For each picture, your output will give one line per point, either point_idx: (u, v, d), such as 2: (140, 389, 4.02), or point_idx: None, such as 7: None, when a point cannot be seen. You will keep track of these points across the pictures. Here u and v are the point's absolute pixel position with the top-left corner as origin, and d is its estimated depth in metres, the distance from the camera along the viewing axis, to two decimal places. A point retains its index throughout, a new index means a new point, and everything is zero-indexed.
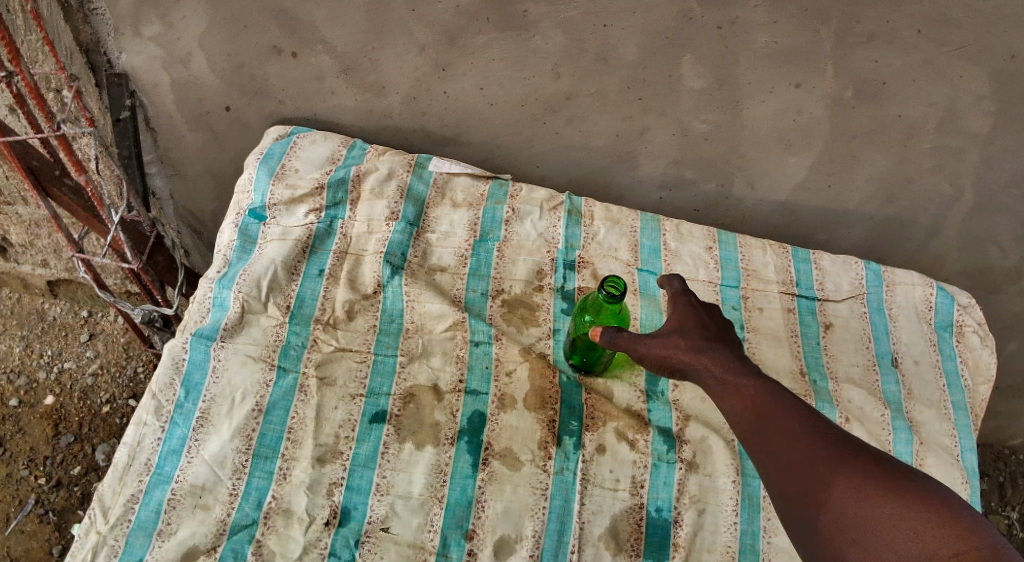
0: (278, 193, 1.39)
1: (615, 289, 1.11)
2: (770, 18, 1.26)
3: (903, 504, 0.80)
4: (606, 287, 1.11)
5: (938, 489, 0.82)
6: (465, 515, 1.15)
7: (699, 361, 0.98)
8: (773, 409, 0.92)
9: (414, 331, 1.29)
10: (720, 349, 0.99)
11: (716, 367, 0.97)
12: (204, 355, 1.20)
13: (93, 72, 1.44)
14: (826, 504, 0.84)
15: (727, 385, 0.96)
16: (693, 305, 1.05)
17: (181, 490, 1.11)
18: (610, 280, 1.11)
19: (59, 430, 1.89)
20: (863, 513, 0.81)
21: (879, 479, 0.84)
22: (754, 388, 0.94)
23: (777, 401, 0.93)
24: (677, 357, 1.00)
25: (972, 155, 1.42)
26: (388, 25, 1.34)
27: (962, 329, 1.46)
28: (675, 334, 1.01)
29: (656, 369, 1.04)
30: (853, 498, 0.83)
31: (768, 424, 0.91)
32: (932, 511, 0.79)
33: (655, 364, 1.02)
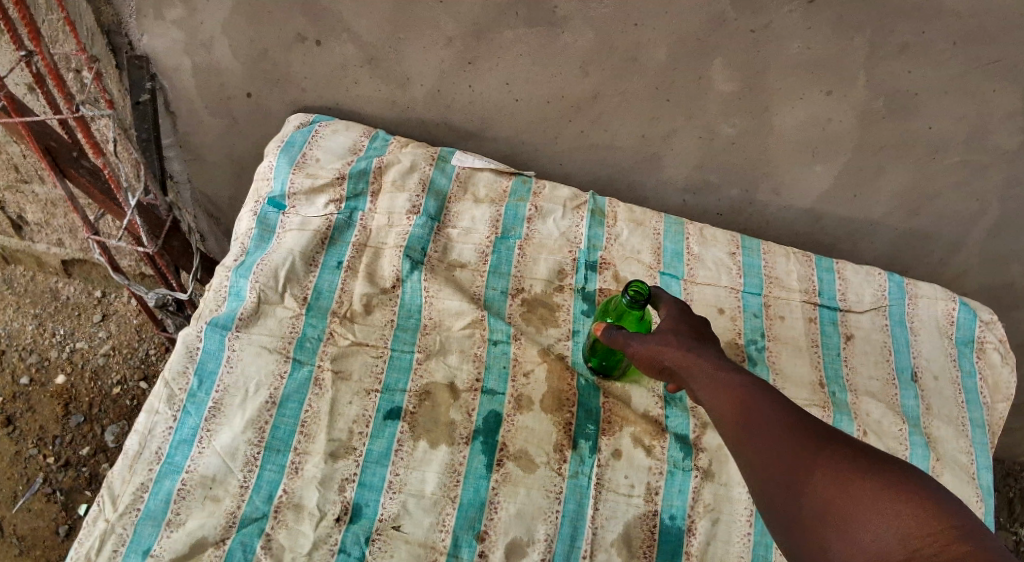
0: (299, 183, 1.37)
1: (638, 295, 1.09)
2: (805, 24, 1.23)
3: (883, 490, 0.77)
4: (629, 290, 1.09)
5: (922, 477, 0.78)
6: (477, 516, 1.13)
7: (688, 359, 0.96)
8: (758, 404, 0.88)
9: (432, 327, 1.27)
10: (710, 352, 0.97)
11: (705, 365, 0.95)
12: (219, 345, 1.19)
13: (113, 54, 1.42)
14: (809, 494, 0.79)
15: (713, 381, 0.93)
16: (689, 312, 1.06)
17: (191, 481, 1.09)
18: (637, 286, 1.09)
19: (69, 410, 1.88)
20: (847, 502, 0.77)
21: (864, 468, 0.79)
22: (739, 383, 0.91)
23: (762, 396, 0.89)
24: (670, 355, 0.98)
25: (1003, 170, 1.39)
26: (415, 18, 1.32)
27: (983, 345, 1.44)
28: (669, 334, 1.01)
29: (648, 372, 1.02)
30: (837, 487, 0.78)
31: (751, 418, 0.87)
32: (912, 497, 0.75)
33: (648, 365, 1.01)
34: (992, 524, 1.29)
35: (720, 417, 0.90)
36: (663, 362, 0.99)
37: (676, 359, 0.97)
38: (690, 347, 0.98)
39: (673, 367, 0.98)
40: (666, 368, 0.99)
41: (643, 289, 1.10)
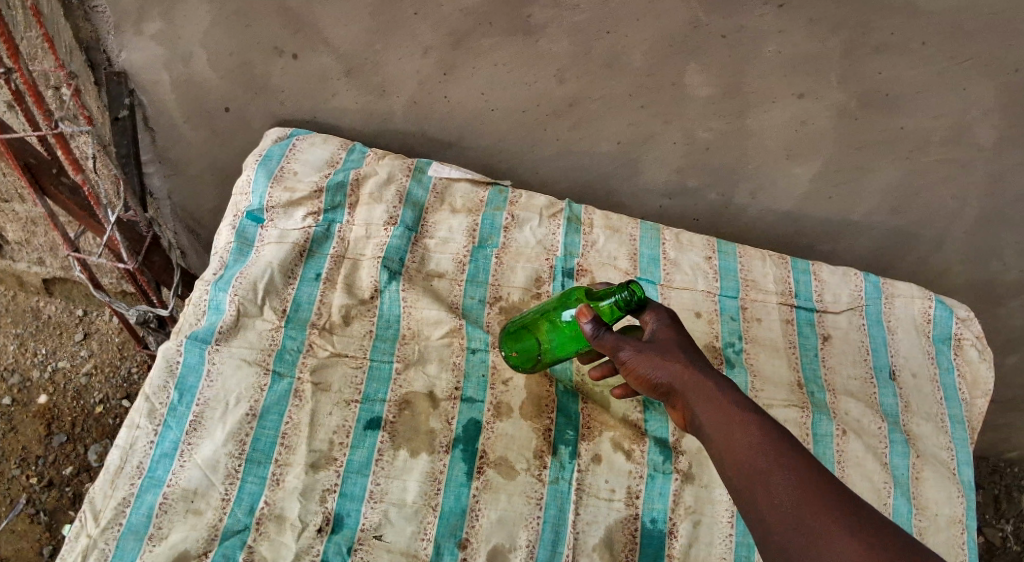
0: (276, 196, 1.38)
1: (630, 298, 1.00)
2: (778, 27, 1.25)
3: None
4: (625, 290, 1.00)
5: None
6: (459, 524, 1.14)
7: (688, 377, 0.97)
8: (779, 450, 0.87)
9: (410, 337, 1.28)
10: (719, 378, 0.97)
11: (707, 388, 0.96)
12: (199, 359, 1.19)
13: (92, 70, 1.43)
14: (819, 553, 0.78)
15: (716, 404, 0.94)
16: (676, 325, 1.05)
17: (173, 494, 1.10)
18: (636, 298, 0.99)
19: (52, 430, 1.87)
20: None
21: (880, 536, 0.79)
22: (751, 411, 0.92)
23: (785, 445, 0.87)
24: (670, 373, 0.98)
25: (978, 168, 1.41)
26: (393, 29, 1.33)
27: (960, 342, 1.46)
28: (665, 348, 1.00)
29: (643, 387, 1.01)
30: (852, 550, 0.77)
31: (762, 442, 0.88)
32: None
33: (638, 377, 0.99)
34: (974, 519, 1.31)
35: (723, 435, 0.91)
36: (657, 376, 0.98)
37: (674, 378, 0.98)
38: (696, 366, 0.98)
39: (668, 385, 0.98)
40: (662, 383, 0.98)
41: (639, 298, 1.00)
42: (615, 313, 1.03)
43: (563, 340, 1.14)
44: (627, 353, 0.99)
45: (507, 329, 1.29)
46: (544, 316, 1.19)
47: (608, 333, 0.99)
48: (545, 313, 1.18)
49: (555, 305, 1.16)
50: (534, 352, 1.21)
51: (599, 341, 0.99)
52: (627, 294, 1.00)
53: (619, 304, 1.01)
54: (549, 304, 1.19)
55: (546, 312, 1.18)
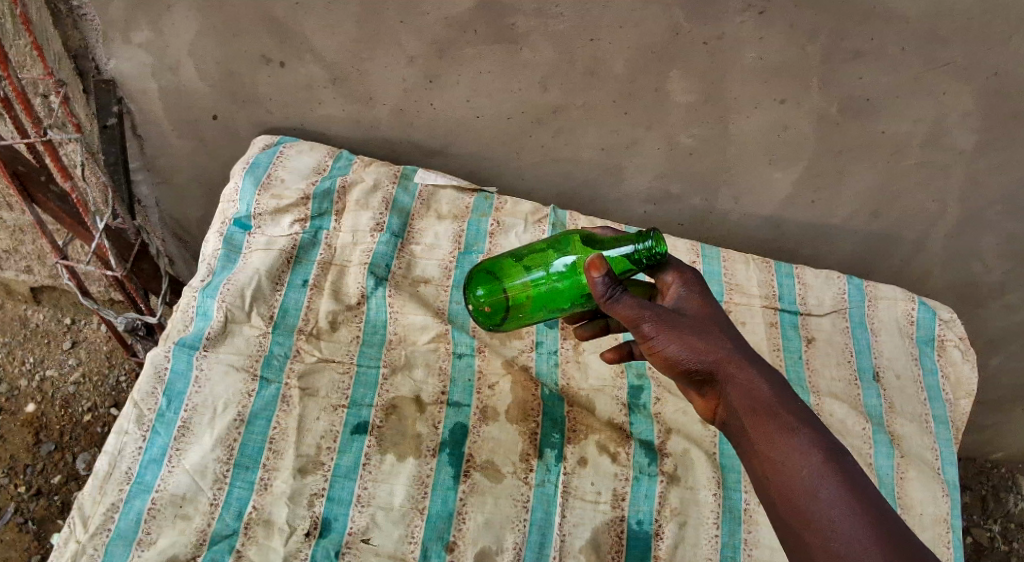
0: (264, 203, 1.39)
1: (652, 250, 0.89)
2: (758, 34, 1.26)
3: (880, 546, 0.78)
4: (649, 239, 0.89)
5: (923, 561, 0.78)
6: (446, 527, 1.15)
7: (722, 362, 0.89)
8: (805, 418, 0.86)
9: (397, 342, 1.30)
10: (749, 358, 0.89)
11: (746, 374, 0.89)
12: (187, 364, 1.20)
13: (80, 78, 1.44)
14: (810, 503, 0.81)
15: (759, 396, 0.88)
16: (702, 292, 0.96)
17: (162, 500, 1.10)
18: (662, 248, 0.89)
19: (40, 438, 1.88)
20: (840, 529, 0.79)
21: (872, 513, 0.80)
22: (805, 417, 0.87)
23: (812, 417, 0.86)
24: (700, 352, 0.89)
25: (958, 172, 1.43)
26: (378, 38, 1.34)
27: (943, 344, 1.48)
28: (692, 322, 0.91)
29: (664, 364, 0.91)
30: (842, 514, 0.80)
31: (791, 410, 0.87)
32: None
33: (661, 354, 0.90)
34: (960, 517, 1.33)
35: (757, 411, 0.87)
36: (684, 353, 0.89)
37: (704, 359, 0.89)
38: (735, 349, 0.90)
39: (698, 365, 0.89)
40: (688, 362, 0.89)
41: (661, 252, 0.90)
42: (629, 266, 0.92)
43: (547, 293, 1.00)
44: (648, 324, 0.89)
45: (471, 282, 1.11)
46: (525, 263, 1.04)
47: (625, 295, 0.87)
48: (527, 261, 1.04)
49: (543, 252, 1.03)
50: (505, 307, 1.05)
51: (610, 307, 0.88)
52: (653, 241, 0.89)
53: (638, 253, 0.90)
54: (531, 251, 1.06)
55: (528, 259, 1.04)
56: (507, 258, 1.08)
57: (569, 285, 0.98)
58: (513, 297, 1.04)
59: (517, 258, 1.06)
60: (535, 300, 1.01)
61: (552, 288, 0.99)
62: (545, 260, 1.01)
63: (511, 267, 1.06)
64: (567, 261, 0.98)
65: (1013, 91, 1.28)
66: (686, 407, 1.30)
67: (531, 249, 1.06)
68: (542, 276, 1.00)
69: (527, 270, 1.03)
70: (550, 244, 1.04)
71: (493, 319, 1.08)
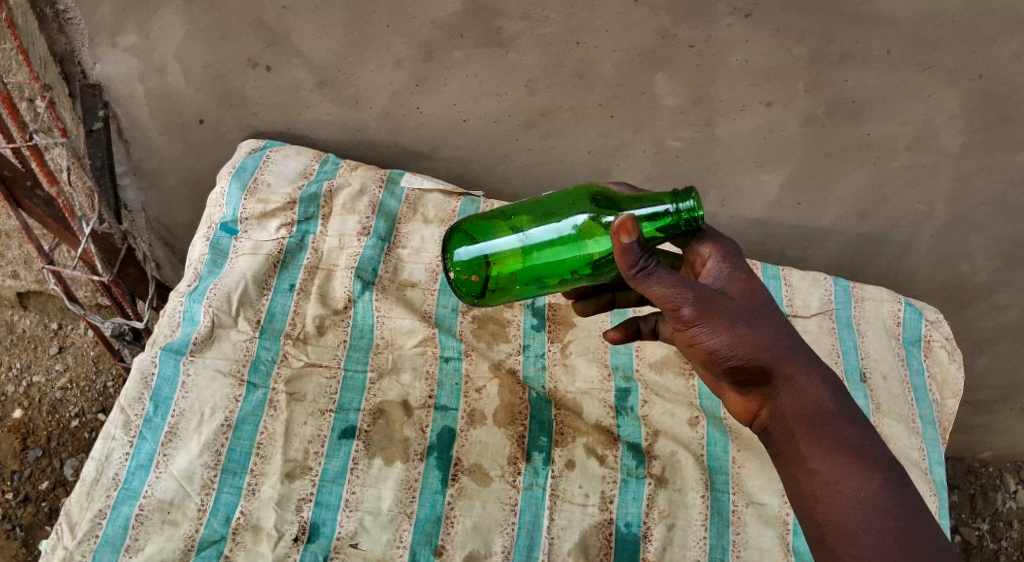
0: (250, 208, 1.39)
1: (693, 212, 0.79)
2: (745, 37, 1.27)
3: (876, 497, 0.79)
4: (692, 198, 0.79)
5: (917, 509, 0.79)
6: (434, 531, 1.15)
7: (762, 354, 0.83)
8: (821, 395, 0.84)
9: (384, 346, 1.30)
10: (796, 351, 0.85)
11: (788, 369, 0.84)
12: (174, 370, 1.20)
13: (67, 82, 1.43)
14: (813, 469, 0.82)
15: (799, 385, 0.84)
16: (745, 274, 0.88)
17: (148, 506, 1.10)
18: (701, 213, 0.79)
19: (27, 445, 1.87)
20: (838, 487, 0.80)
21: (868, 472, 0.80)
22: (851, 419, 0.83)
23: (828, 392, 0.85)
24: (738, 342, 0.83)
25: (944, 173, 1.44)
26: (366, 41, 1.34)
27: (929, 344, 1.49)
28: (734, 308, 0.83)
29: (707, 354, 0.84)
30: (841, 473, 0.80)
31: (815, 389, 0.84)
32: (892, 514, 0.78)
33: (703, 344, 0.83)
34: (947, 516, 1.34)
35: (791, 393, 0.84)
36: (720, 343, 0.82)
37: (741, 350, 0.83)
38: (780, 340, 0.84)
39: (741, 357, 0.83)
40: (732, 354, 0.83)
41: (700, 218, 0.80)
42: (656, 229, 0.82)
43: (547, 260, 0.86)
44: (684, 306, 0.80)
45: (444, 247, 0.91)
46: (516, 221, 0.87)
47: (659, 269, 0.78)
48: (518, 219, 0.87)
49: (538, 209, 0.87)
50: (489, 276, 0.89)
51: (640, 283, 0.79)
52: (694, 204, 0.79)
53: (673, 216, 0.80)
54: (522, 207, 0.89)
55: (520, 217, 0.87)
56: (488, 214, 0.91)
57: (577, 251, 0.85)
58: (499, 264, 0.88)
59: (504, 215, 0.89)
60: (531, 268, 0.87)
61: (555, 253, 0.85)
62: (543, 219, 0.85)
63: (496, 225, 0.88)
64: (576, 221, 0.84)
65: (999, 93, 1.29)
66: (672, 410, 1.31)
67: (521, 205, 0.89)
68: (542, 238, 0.85)
69: (521, 230, 0.86)
70: (546, 198, 0.88)
71: (470, 291, 0.90)
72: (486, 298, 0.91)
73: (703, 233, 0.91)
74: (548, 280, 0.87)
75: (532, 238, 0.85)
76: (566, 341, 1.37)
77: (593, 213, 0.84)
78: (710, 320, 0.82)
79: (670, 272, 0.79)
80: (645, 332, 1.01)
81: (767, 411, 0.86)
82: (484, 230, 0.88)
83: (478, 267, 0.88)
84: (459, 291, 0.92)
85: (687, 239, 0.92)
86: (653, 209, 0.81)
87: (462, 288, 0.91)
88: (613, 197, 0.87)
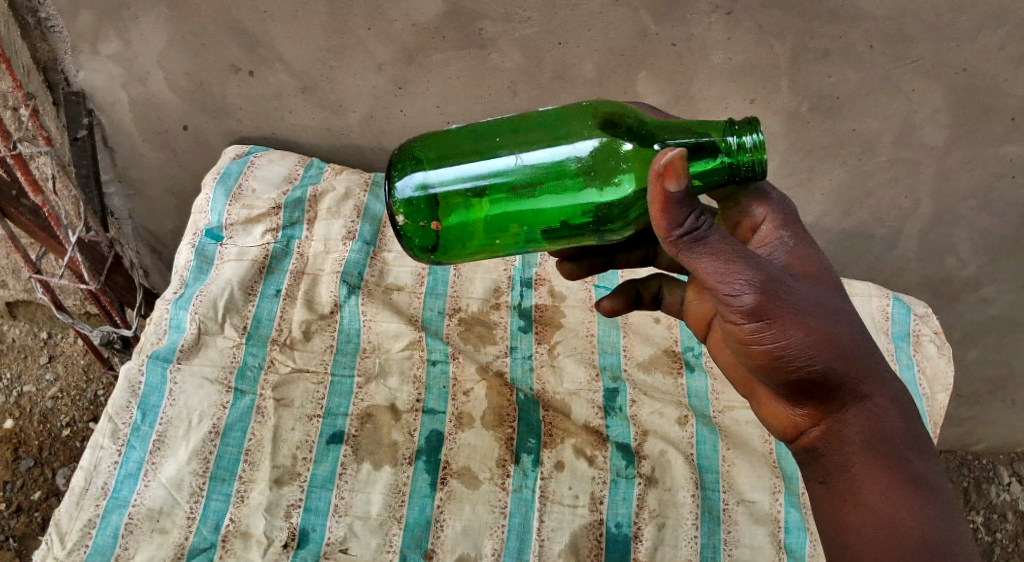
0: (235, 214, 1.41)
1: (750, 150, 0.71)
2: (726, 35, 1.27)
3: (900, 499, 0.83)
4: (756, 135, 0.71)
5: (942, 518, 0.83)
6: (424, 535, 1.15)
7: (821, 340, 0.79)
8: (880, 402, 0.85)
9: (371, 350, 1.31)
10: (862, 354, 0.83)
11: (850, 360, 0.82)
12: (161, 378, 1.20)
13: (50, 91, 1.43)
14: (843, 467, 0.86)
15: (860, 391, 0.84)
16: (802, 244, 0.88)
17: (138, 514, 1.10)
18: (765, 160, 0.71)
19: (18, 455, 1.86)
20: (860, 487, 0.84)
21: (898, 477, 0.84)
22: (896, 422, 0.85)
23: (887, 399, 0.85)
24: (803, 337, 0.78)
25: (928, 168, 1.44)
26: (348, 45, 1.34)
27: (919, 338, 1.49)
28: (790, 287, 0.78)
29: (768, 350, 0.79)
30: (869, 473, 0.84)
31: (877, 398, 0.85)
32: (911, 514, 0.82)
33: (763, 338, 0.79)
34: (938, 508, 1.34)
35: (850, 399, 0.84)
36: (775, 326, 0.78)
37: (800, 333, 0.78)
38: (837, 325, 0.81)
39: (803, 353, 0.79)
40: (793, 348, 0.79)
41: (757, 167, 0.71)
42: (702, 164, 0.73)
43: (526, 203, 0.77)
44: (740, 283, 0.74)
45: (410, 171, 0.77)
46: (488, 148, 0.77)
47: (709, 236, 0.72)
48: (491, 145, 0.77)
49: (519, 134, 0.77)
50: (456, 219, 0.79)
51: (687, 252, 0.73)
52: (759, 146, 0.71)
53: (727, 158, 0.72)
54: (494, 131, 0.79)
55: (494, 143, 0.77)
56: (454, 138, 0.78)
57: (568, 191, 0.76)
58: (477, 200, 0.77)
59: (473, 140, 0.78)
60: (504, 212, 0.78)
61: (541, 193, 0.77)
62: (526, 147, 0.76)
63: (467, 152, 0.77)
64: (571, 152, 0.76)
65: (981, 87, 1.29)
66: (661, 409, 1.31)
67: (491, 127, 0.79)
68: (524, 172, 0.76)
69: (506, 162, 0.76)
70: (524, 124, 0.79)
71: (425, 241, 0.79)
72: (440, 250, 0.81)
73: (758, 195, 0.90)
74: (525, 228, 0.79)
75: (510, 171, 0.76)
76: (554, 342, 1.37)
77: (605, 141, 0.75)
78: (767, 301, 0.76)
79: (720, 236, 0.73)
80: (644, 297, 1.04)
81: (823, 421, 0.86)
82: (447, 156, 0.77)
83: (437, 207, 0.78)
84: (407, 243, 0.80)
85: (742, 200, 0.91)
86: (698, 146, 0.74)
87: (414, 237, 0.79)
88: (643, 123, 0.78)
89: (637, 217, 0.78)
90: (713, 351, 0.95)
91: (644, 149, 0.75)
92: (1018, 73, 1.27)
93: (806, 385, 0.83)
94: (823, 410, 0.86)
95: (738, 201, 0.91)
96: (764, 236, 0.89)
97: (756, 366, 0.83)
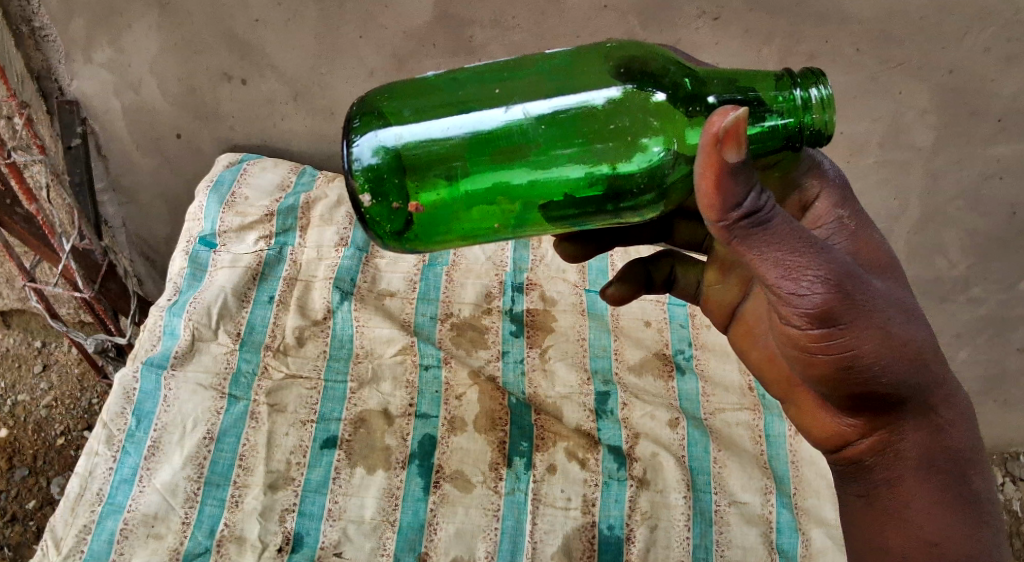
0: (228, 221, 1.43)
1: (816, 109, 0.68)
2: (713, 40, 1.29)
3: (946, 513, 0.84)
4: (824, 93, 0.68)
5: (987, 533, 0.84)
6: (417, 538, 1.16)
7: (889, 345, 0.77)
8: (943, 422, 0.85)
9: (364, 355, 1.32)
10: (927, 358, 0.81)
11: (913, 359, 0.79)
12: (155, 384, 1.21)
13: (44, 99, 1.44)
14: (891, 480, 0.87)
15: (920, 396, 0.83)
16: (853, 227, 0.90)
17: (133, 520, 1.10)
18: (832, 122, 0.68)
19: (13, 464, 1.86)
20: (907, 501, 0.86)
21: (947, 492, 0.84)
22: (954, 439, 0.86)
23: (949, 416, 0.86)
24: (866, 332, 0.75)
25: (916, 169, 1.46)
26: (339, 52, 1.35)
27: None
28: (862, 283, 0.74)
29: (829, 343, 0.76)
30: (918, 488, 0.85)
31: (938, 414, 0.85)
32: (957, 527, 0.83)
33: (826, 332, 0.75)
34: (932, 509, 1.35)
35: (910, 408, 0.84)
36: (838, 319, 0.74)
37: (863, 325, 0.75)
38: (907, 328, 0.78)
39: (866, 349, 0.76)
40: (855, 342, 0.76)
41: (818, 129, 0.69)
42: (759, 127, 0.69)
43: (516, 172, 0.72)
44: (804, 276, 0.70)
45: (385, 133, 0.70)
46: (464, 101, 0.71)
47: (769, 219, 0.67)
48: (468, 97, 0.71)
49: (508, 85, 0.71)
50: (435, 193, 0.73)
51: (743, 237, 0.68)
52: (826, 105, 0.68)
53: (793, 118, 0.69)
54: (472, 80, 0.72)
55: (470, 94, 0.71)
56: (436, 93, 0.72)
57: (564, 159, 0.71)
58: (460, 169, 0.72)
59: (457, 97, 0.71)
60: (485, 181, 0.72)
61: (530, 155, 0.71)
62: (508, 99, 0.71)
63: (451, 109, 0.70)
64: (560, 103, 0.70)
65: (966, 88, 1.31)
66: (652, 411, 1.32)
67: (469, 76, 0.73)
68: (507, 127, 0.70)
69: (497, 120, 0.70)
70: (508, 69, 0.73)
71: (397, 225, 0.74)
72: (416, 232, 0.75)
73: (812, 170, 0.90)
74: (510, 198, 0.73)
75: (489, 127, 0.70)
76: (545, 346, 1.38)
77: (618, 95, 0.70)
78: (836, 300, 0.72)
79: (782, 221, 0.68)
80: (655, 279, 1.04)
81: (875, 425, 0.86)
82: (428, 114, 0.71)
83: (406, 178, 0.71)
84: (373, 228, 0.73)
85: (795, 177, 0.90)
86: (757, 104, 0.69)
87: (384, 221, 0.73)
88: (687, 73, 0.72)
89: (672, 185, 0.71)
90: (744, 344, 0.97)
91: (695, 107, 0.69)
92: (1004, 74, 1.28)
93: (865, 390, 0.81)
94: (876, 417, 0.85)
95: (789, 175, 0.90)
96: (818, 214, 0.90)
97: (813, 360, 0.79)
